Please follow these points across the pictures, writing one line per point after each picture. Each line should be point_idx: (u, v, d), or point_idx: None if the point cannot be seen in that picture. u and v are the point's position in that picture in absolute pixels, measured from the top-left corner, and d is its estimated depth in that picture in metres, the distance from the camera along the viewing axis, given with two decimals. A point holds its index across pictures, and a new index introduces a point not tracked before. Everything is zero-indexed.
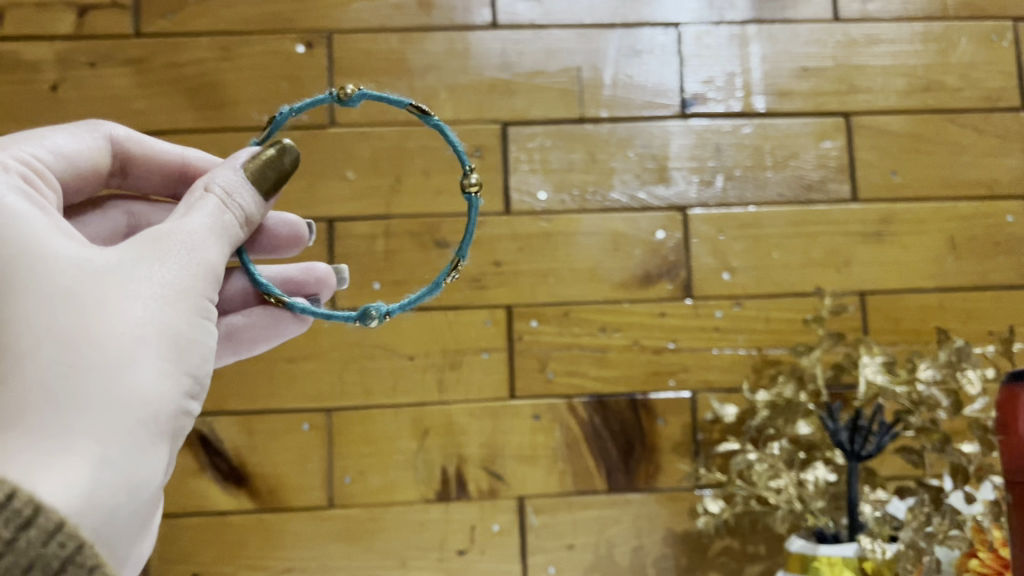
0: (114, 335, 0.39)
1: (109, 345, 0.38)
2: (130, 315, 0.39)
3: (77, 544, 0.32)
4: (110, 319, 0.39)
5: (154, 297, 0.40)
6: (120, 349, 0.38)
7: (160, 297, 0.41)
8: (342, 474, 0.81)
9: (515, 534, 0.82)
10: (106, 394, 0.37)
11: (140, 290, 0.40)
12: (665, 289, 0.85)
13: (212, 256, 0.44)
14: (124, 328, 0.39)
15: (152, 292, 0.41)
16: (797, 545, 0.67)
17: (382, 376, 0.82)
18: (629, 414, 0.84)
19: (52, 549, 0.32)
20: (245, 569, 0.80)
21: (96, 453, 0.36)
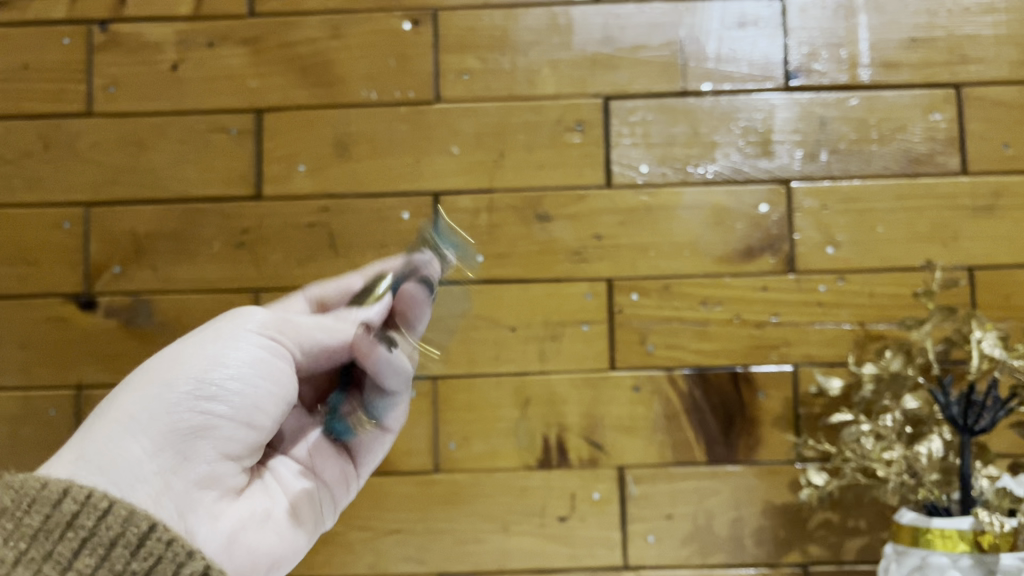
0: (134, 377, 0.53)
1: (130, 379, 0.53)
2: (141, 367, 0.54)
3: (149, 523, 0.45)
4: (131, 376, 0.53)
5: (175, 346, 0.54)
6: (126, 385, 0.53)
7: (166, 347, 0.54)
8: (447, 440, 0.84)
9: (615, 503, 0.83)
10: (103, 412, 0.51)
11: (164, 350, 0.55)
12: (767, 263, 0.85)
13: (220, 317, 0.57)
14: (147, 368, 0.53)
15: (160, 350, 0.55)
16: (909, 517, 0.68)
17: (485, 346, 0.85)
18: (729, 386, 0.84)
19: (127, 528, 0.44)
20: (355, 529, 0.83)
21: (107, 440, 0.49)
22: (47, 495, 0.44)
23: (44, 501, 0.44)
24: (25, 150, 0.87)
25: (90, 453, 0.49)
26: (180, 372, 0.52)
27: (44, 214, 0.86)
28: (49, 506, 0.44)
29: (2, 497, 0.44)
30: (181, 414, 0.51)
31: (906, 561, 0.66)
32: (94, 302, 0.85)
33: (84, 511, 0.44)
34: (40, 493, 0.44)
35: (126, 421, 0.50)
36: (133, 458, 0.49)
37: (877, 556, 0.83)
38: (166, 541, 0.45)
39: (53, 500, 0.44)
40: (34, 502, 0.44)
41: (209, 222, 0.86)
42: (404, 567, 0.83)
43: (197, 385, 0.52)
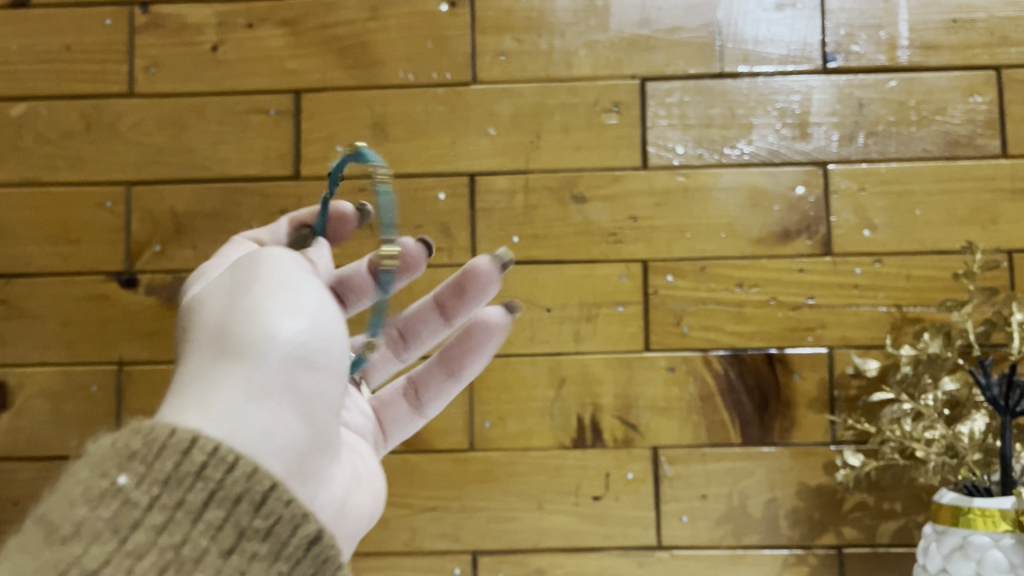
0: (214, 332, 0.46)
1: (219, 338, 0.46)
2: (227, 312, 0.46)
3: (272, 481, 0.38)
4: (219, 322, 0.46)
5: (247, 294, 0.47)
6: (222, 334, 0.46)
7: (248, 287, 0.47)
8: (482, 419, 0.85)
9: (650, 483, 0.84)
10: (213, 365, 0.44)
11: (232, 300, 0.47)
12: (804, 245, 0.85)
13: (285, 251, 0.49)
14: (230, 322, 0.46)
15: (239, 288, 0.48)
16: (949, 497, 0.68)
17: (521, 326, 0.85)
18: (764, 368, 0.84)
19: (254, 485, 0.38)
20: (391, 505, 0.84)
21: (226, 405, 0.43)
22: (177, 442, 0.38)
23: (173, 447, 0.38)
24: (68, 130, 0.88)
25: (212, 419, 0.42)
26: (275, 323, 0.45)
27: (87, 194, 0.88)
28: (179, 453, 0.38)
29: (131, 444, 0.38)
30: (289, 370, 0.45)
31: (946, 541, 0.66)
32: (135, 280, 0.86)
33: (213, 462, 0.38)
34: (170, 439, 0.38)
35: (238, 380, 0.44)
36: (251, 425, 0.43)
37: (913, 539, 0.82)
38: (285, 500, 0.38)
39: (182, 447, 0.38)
40: (164, 449, 0.38)
41: (249, 202, 0.87)
42: (440, 544, 0.84)
43: (293, 336, 0.45)
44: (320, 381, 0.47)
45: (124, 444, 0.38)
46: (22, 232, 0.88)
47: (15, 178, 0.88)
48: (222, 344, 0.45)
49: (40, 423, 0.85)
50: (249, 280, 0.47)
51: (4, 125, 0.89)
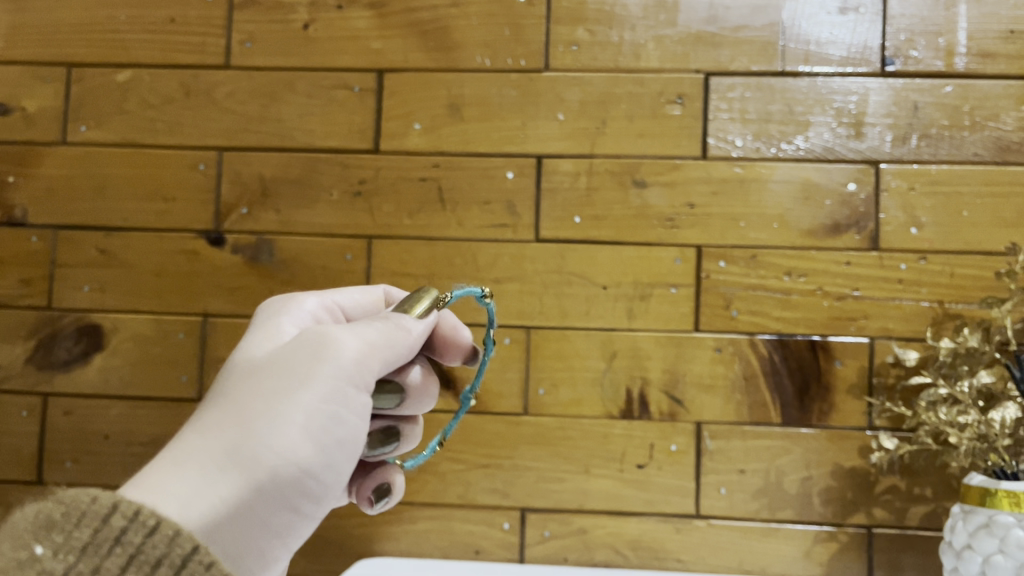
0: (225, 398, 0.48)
1: (238, 409, 0.47)
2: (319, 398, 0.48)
3: (194, 544, 0.40)
4: (291, 407, 0.47)
5: (301, 368, 0.48)
6: (253, 418, 0.46)
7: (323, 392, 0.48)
8: (537, 386, 0.91)
9: (692, 455, 0.89)
10: (257, 449, 0.46)
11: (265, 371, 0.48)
12: (852, 239, 0.89)
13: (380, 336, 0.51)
14: (240, 394, 0.47)
15: (277, 373, 0.48)
16: (978, 479, 0.72)
17: (577, 301, 0.91)
18: (807, 353, 0.89)
19: (173, 548, 0.39)
20: (449, 460, 0.91)
21: (228, 494, 0.44)
22: (97, 509, 0.39)
23: (92, 515, 0.39)
24: (168, 96, 0.95)
25: (219, 506, 0.44)
26: (306, 434, 0.47)
27: (181, 156, 0.95)
28: (99, 520, 0.39)
29: (52, 513, 0.39)
30: (286, 477, 0.46)
31: (972, 519, 0.70)
32: (223, 239, 0.94)
33: (132, 527, 0.39)
34: (91, 506, 0.39)
35: (225, 478, 0.44)
36: (222, 523, 0.44)
37: (941, 523, 0.86)
38: (206, 564, 0.39)
39: (102, 515, 0.39)
40: (83, 516, 0.39)
41: (330, 171, 0.93)
42: (491, 499, 0.90)
43: (300, 445, 0.47)
44: (313, 489, 0.48)
45: (44, 514, 0.39)
46: (122, 189, 0.95)
47: (118, 138, 0.96)
48: (236, 435, 0.46)
49: (128, 364, 0.93)
50: (300, 369, 0.48)
51: (109, 88, 0.96)
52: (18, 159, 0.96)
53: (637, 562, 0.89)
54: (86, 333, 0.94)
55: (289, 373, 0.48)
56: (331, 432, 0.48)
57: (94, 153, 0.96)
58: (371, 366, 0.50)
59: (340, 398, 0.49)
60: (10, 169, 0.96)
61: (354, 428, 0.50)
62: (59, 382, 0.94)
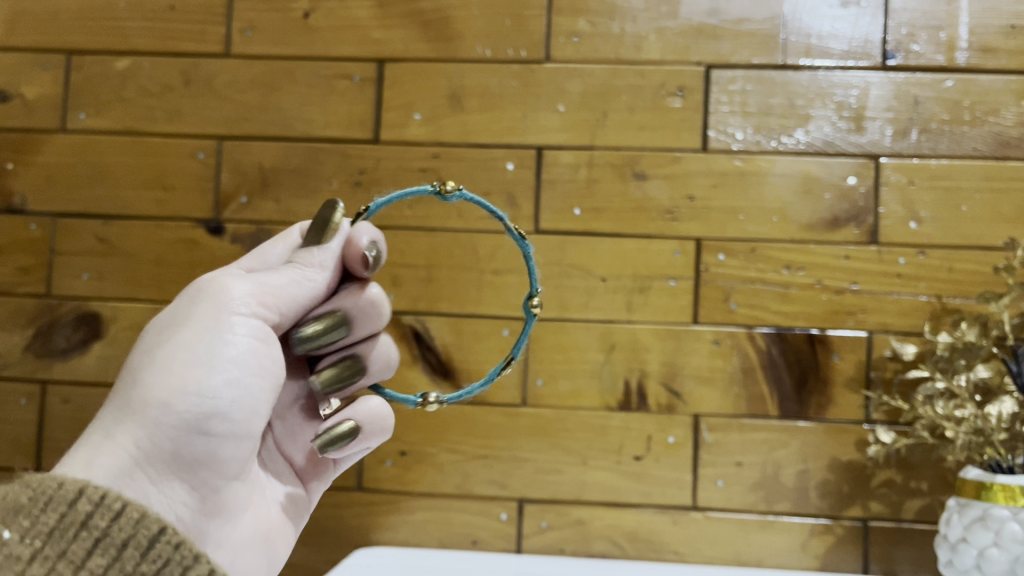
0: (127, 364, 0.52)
1: (134, 368, 0.50)
2: (211, 343, 0.51)
3: (159, 526, 0.44)
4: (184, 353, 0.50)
5: (197, 319, 0.51)
6: (144, 372, 0.50)
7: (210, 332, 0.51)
8: (536, 377, 0.91)
9: (689, 447, 0.89)
10: (152, 398, 0.48)
11: (156, 328, 0.52)
12: (851, 233, 0.89)
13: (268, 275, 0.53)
14: (135, 352, 0.51)
15: (170, 326, 0.51)
16: (973, 473, 0.72)
17: (577, 293, 0.91)
18: (805, 347, 0.89)
19: (139, 530, 0.44)
20: (447, 451, 0.91)
21: (131, 444, 0.48)
22: (64, 494, 0.43)
23: (60, 500, 0.43)
24: (168, 85, 0.95)
25: (122, 457, 0.47)
26: (194, 366, 0.50)
27: (180, 144, 0.95)
28: (67, 506, 0.43)
29: (21, 499, 0.43)
30: (185, 416, 0.49)
31: (967, 512, 0.70)
32: (222, 228, 0.94)
33: (98, 512, 0.43)
34: (58, 492, 0.43)
35: (126, 426, 0.48)
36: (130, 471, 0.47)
37: (936, 517, 0.87)
38: (175, 544, 0.44)
39: (69, 499, 0.43)
40: (52, 502, 0.43)
41: (330, 161, 0.93)
42: (489, 490, 0.90)
43: (195, 384, 0.49)
44: (222, 420, 0.50)
45: (13, 499, 0.43)
46: (121, 178, 0.95)
47: (117, 127, 0.96)
48: (133, 387, 0.49)
49: (126, 353, 0.93)
50: (183, 318, 0.51)
51: (108, 76, 0.96)
52: (17, 147, 0.96)
53: (634, 554, 0.89)
54: (85, 321, 0.94)
55: (173, 322, 0.51)
56: (223, 359, 0.50)
57: (93, 141, 0.95)
58: (271, 297, 0.53)
59: (225, 326, 0.51)
60: (9, 156, 0.96)
61: (254, 354, 0.52)
62: (58, 370, 0.94)
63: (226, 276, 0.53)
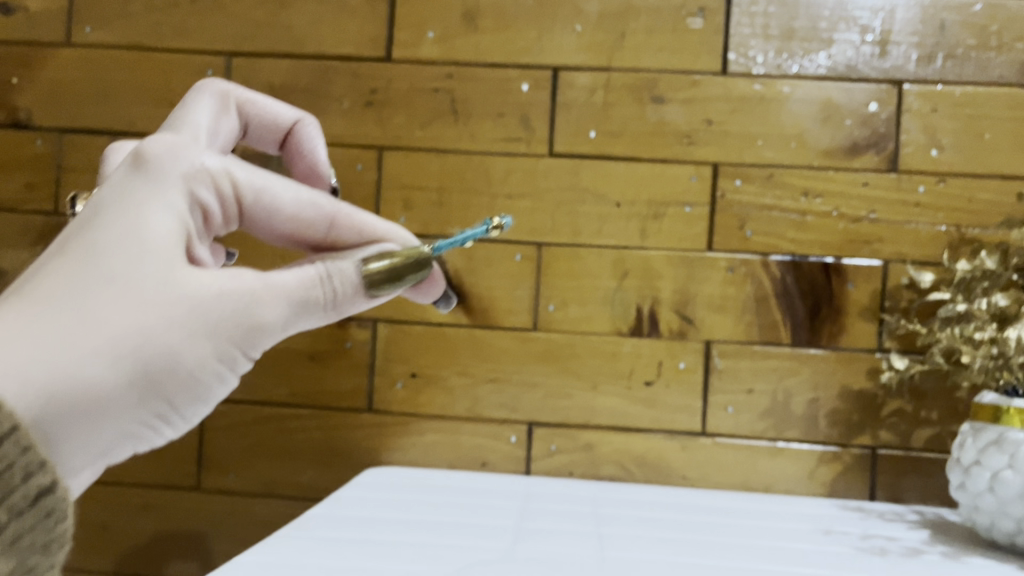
0: (113, 274, 0.39)
1: (107, 302, 0.38)
2: (212, 341, 0.40)
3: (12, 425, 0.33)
4: (186, 341, 0.40)
5: (217, 308, 0.41)
6: (129, 327, 0.38)
7: (218, 332, 0.41)
8: (547, 303, 0.90)
9: (699, 374, 0.89)
10: (121, 365, 0.38)
11: (172, 265, 0.40)
12: (871, 161, 0.88)
13: (307, 314, 0.43)
14: (139, 282, 0.39)
15: (180, 294, 0.40)
16: (989, 398, 0.72)
17: (591, 218, 0.90)
18: (820, 276, 0.88)
19: None
20: (457, 375, 0.91)
21: (78, 404, 0.37)
22: None
23: None
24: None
25: (59, 411, 0.37)
26: (184, 363, 0.40)
27: (188, 60, 0.93)
28: None
29: None
30: (141, 405, 0.39)
31: (982, 436, 0.70)
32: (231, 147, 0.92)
33: None
34: None
35: (94, 387, 0.37)
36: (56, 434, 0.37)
37: (945, 446, 0.87)
38: (23, 447, 0.34)
39: None
40: None
41: (341, 80, 0.91)
42: (499, 413, 0.90)
43: (172, 379, 0.40)
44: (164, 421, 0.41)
45: None
46: (127, 94, 0.93)
47: (123, 42, 0.93)
48: (122, 338, 0.38)
49: None
50: (204, 299, 0.40)
51: None
52: (21, 61, 0.94)
53: (642, 478, 0.89)
54: None
55: (202, 294, 0.40)
56: (211, 373, 0.41)
57: (99, 56, 0.93)
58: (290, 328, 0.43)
59: (241, 348, 0.42)
60: (13, 71, 0.94)
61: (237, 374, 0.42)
62: None
63: (290, 287, 0.43)
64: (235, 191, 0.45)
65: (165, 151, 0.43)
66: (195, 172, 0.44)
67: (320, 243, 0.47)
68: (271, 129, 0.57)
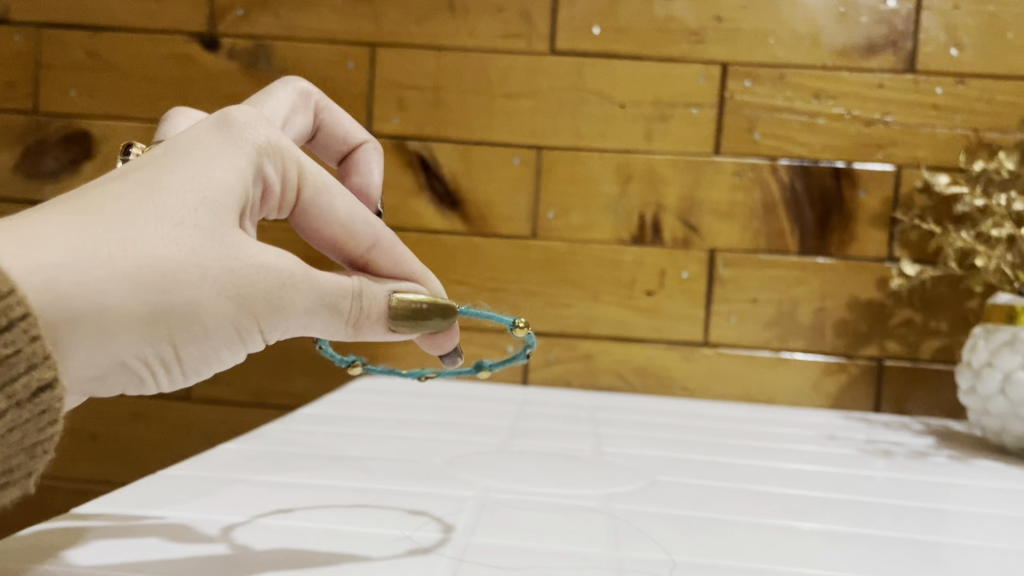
0: (162, 208, 0.31)
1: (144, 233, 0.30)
2: (241, 315, 0.32)
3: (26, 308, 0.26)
4: (214, 307, 0.31)
5: (259, 280, 0.32)
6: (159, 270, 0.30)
7: (250, 309, 0.32)
8: (547, 209, 0.87)
9: (703, 282, 0.86)
10: (137, 312, 0.30)
11: (223, 220, 0.32)
12: (887, 61, 0.84)
13: (350, 318, 0.35)
14: (190, 225, 0.31)
15: (225, 253, 0.31)
16: (1004, 298, 0.69)
17: (593, 120, 0.86)
18: (830, 181, 0.85)
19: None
20: (454, 284, 0.88)
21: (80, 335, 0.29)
22: None
23: None
24: None
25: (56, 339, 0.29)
26: (203, 328, 0.31)
27: None
28: None
29: None
30: (143, 358, 0.31)
31: (995, 337, 0.68)
32: (218, 44, 0.88)
33: None
34: None
35: (97, 314, 0.29)
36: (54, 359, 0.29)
37: (954, 357, 0.85)
38: (32, 335, 0.26)
39: None
40: None
41: None
42: (496, 322, 0.88)
43: (183, 340, 0.31)
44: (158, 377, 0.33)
45: None
46: None
47: None
48: (147, 274, 0.29)
49: None
50: (247, 264, 0.32)
51: None
52: None
53: (641, 388, 0.87)
54: (75, 141, 0.89)
55: (244, 259, 0.32)
56: (227, 344, 0.33)
57: None
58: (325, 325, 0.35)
59: (264, 330, 0.33)
60: None
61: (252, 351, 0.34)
62: (48, 192, 0.90)
63: (328, 281, 0.34)
64: (298, 181, 0.36)
65: (241, 118, 0.35)
66: (265, 143, 0.35)
67: (354, 261, 0.39)
68: (336, 142, 0.50)
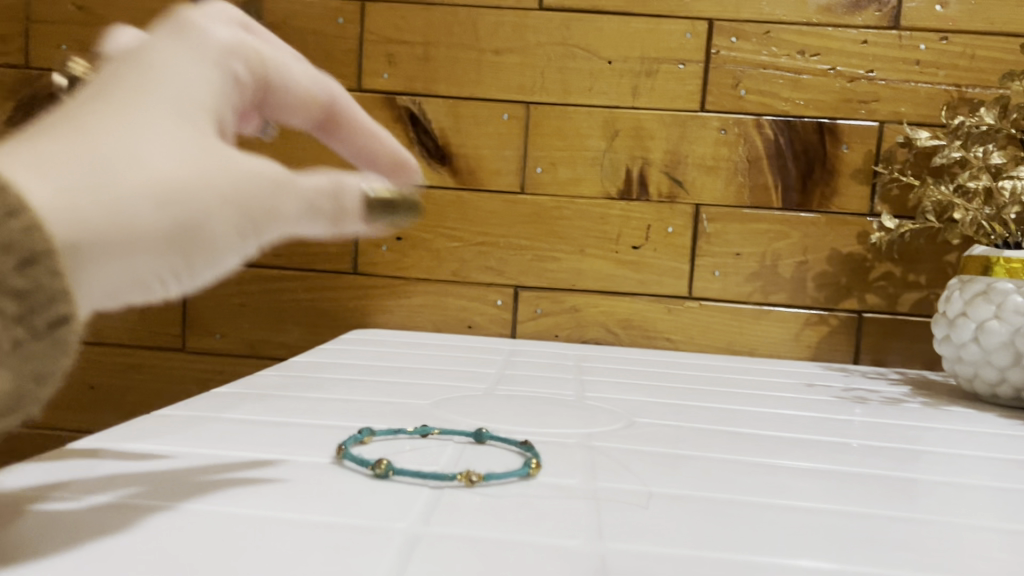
0: (156, 123, 0.28)
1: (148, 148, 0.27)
2: (252, 225, 0.29)
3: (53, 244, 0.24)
4: (225, 216, 0.28)
5: (261, 183, 0.29)
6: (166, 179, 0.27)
7: (256, 215, 0.29)
8: (535, 165, 0.88)
9: (687, 237, 0.88)
10: (151, 231, 0.26)
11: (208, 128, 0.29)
12: (872, 17, 0.85)
13: (351, 208, 0.31)
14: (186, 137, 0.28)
15: (229, 163, 0.29)
16: (979, 250, 0.71)
17: (581, 75, 0.87)
18: (814, 137, 0.86)
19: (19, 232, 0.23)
20: (444, 238, 0.89)
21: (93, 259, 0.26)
22: None
23: None
24: None
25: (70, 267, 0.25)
26: (215, 247, 0.28)
27: None
28: None
29: None
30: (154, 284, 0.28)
31: (969, 288, 0.70)
32: None
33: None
34: None
35: (115, 233, 0.26)
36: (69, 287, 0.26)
37: (932, 310, 0.87)
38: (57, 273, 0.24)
39: None
40: None
41: None
42: (485, 276, 0.90)
43: (195, 263, 0.28)
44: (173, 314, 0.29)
45: None
46: None
47: None
48: (165, 191, 0.27)
49: None
50: (254, 174, 0.29)
51: None
52: None
53: (627, 340, 0.89)
54: None
55: (237, 161, 0.29)
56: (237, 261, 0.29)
57: None
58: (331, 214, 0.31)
59: (265, 232, 0.30)
60: None
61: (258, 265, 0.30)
62: None
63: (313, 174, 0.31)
64: (258, 65, 0.34)
65: (200, 20, 0.33)
66: (229, 40, 0.33)
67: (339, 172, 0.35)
68: None
